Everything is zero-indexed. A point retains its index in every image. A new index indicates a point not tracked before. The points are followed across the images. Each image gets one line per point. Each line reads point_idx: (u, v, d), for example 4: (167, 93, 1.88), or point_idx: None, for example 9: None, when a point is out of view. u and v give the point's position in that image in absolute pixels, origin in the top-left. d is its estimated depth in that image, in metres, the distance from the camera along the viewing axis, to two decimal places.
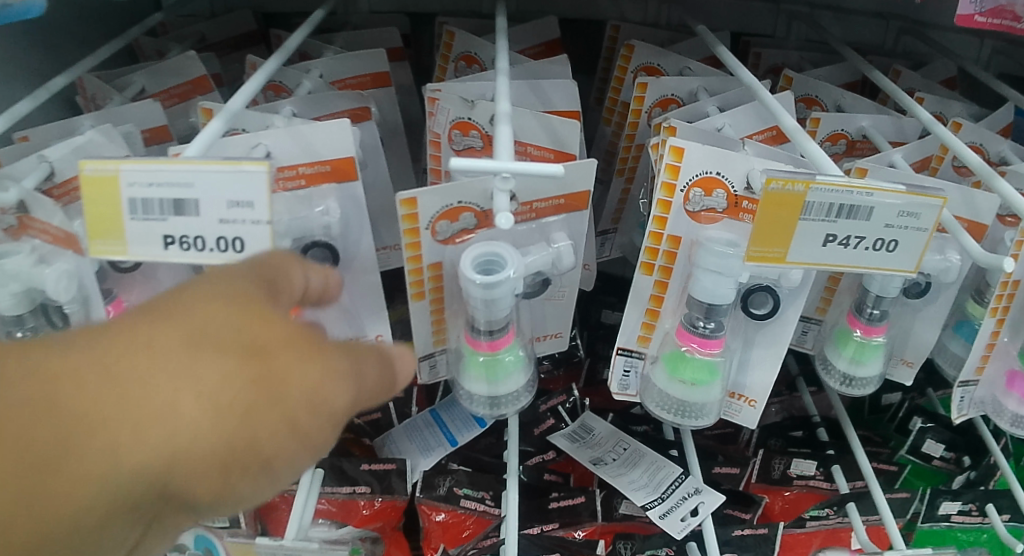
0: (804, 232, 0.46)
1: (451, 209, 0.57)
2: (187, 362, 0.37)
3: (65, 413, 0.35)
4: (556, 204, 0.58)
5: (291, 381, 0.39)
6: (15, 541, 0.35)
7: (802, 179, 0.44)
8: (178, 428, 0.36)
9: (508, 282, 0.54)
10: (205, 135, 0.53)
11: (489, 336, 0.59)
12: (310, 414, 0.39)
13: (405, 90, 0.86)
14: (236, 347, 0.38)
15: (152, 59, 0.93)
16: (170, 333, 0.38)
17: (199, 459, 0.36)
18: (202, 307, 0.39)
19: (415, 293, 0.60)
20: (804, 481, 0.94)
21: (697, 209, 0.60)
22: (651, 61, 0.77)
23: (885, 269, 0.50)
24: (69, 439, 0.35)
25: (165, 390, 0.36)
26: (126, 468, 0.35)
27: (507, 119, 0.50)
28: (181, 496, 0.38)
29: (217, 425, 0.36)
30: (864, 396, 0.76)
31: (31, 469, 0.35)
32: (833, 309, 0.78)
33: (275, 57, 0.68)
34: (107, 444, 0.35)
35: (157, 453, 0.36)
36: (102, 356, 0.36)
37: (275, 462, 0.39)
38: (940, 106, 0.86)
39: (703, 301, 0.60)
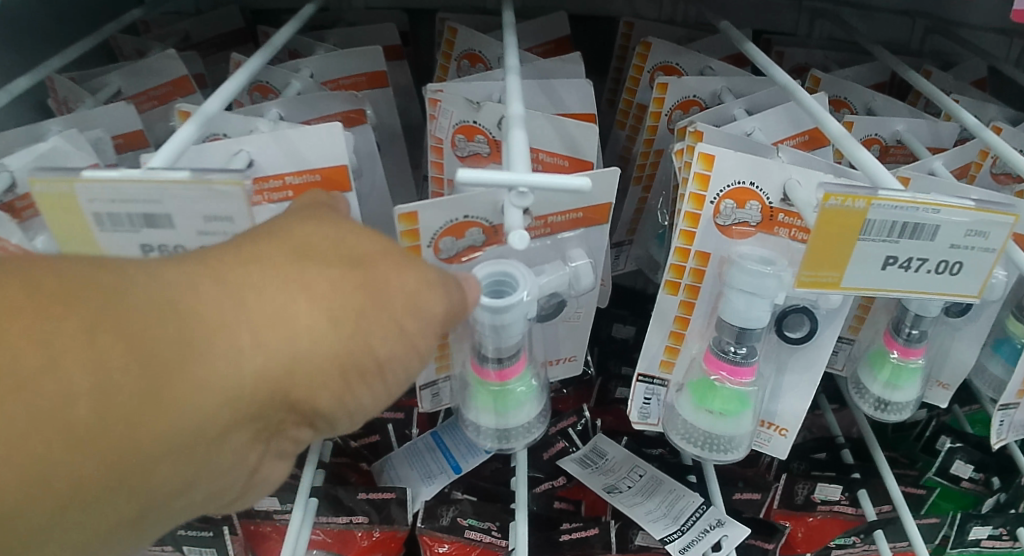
0: (859, 254, 0.41)
1: (456, 224, 0.51)
2: (296, 274, 0.37)
3: (194, 316, 0.34)
4: (573, 218, 0.53)
5: (397, 287, 0.40)
6: (143, 449, 0.32)
7: (862, 193, 0.39)
8: (300, 327, 0.36)
9: (519, 306, 0.48)
10: (173, 144, 0.48)
11: (498, 364, 0.53)
12: (417, 317, 0.40)
13: (403, 91, 0.81)
14: (339, 259, 0.39)
15: (133, 59, 0.87)
16: (275, 251, 0.38)
17: (322, 359, 0.37)
18: (298, 232, 0.40)
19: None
20: (828, 507, 0.88)
21: (728, 223, 0.54)
22: (669, 59, 0.71)
23: (947, 294, 0.44)
24: (198, 340, 0.33)
25: (283, 295, 0.36)
26: (254, 368, 0.35)
27: (521, 124, 0.44)
28: (302, 402, 0.37)
29: (336, 325, 0.37)
30: (899, 421, 0.70)
31: (159, 374, 0.32)
32: (867, 328, 0.72)
33: (256, 56, 0.63)
34: (235, 345, 0.34)
35: (283, 355, 0.35)
36: (219, 268, 0.36)
37: (388, 363, 0.40)
38: (976, 108, 0.80)
39: (734, 324, 0.54)
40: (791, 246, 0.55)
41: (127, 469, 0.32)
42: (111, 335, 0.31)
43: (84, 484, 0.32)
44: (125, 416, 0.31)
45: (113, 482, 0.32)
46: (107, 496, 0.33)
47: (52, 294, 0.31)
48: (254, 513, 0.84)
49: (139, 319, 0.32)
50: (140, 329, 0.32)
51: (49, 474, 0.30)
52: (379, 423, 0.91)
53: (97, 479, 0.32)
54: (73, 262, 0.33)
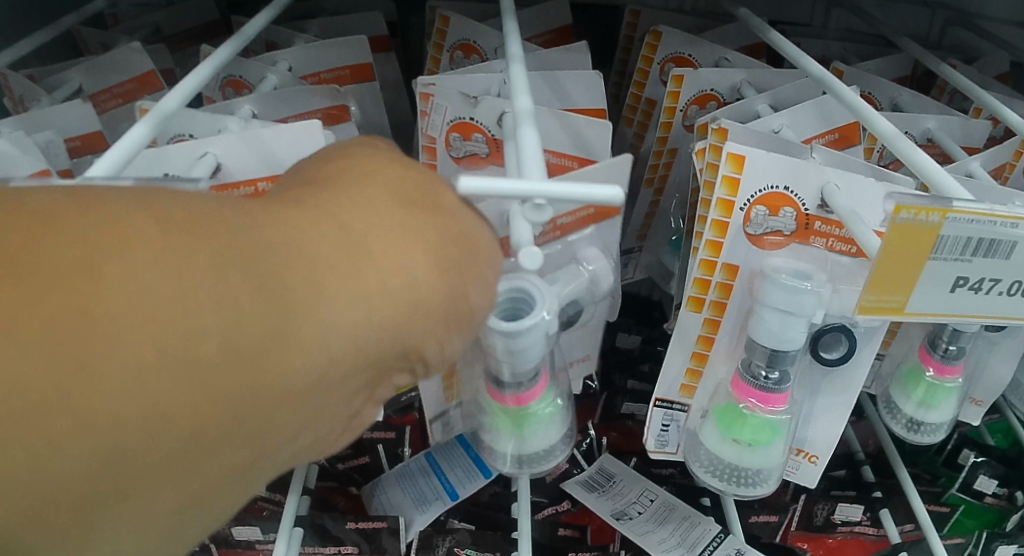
0: (929, 275, 0.36)
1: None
2: (400, 214, 0.30)
3: (316, 255, 0.27)
4: (582, 215, 0.47)
5: (487, 237, 0.33)
6: (271, 389, 0.27)
7: (936, 205, 0.34)
8: (420, 276, 0.29)
9: (534, 331, 0.41)
10: (119, 149, 0.43)
11: (516, 389, 0.47)
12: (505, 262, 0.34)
13: (391, 86, 0.74)
14: (439, 207, 0.32)
15: (98, 54, 0.80)
16: (378, 194, 0.31)
17: (431, 310, 0.30)
18: (388, 177, 0.33)
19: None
20: (848, 528, 0.82)
21: (759, 232, 0.48)
22: (681, 50, 0.65)
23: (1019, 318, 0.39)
24: (325, 282, 0.27)
25: (394, 240, 0.29)
26: (377, 318, 0.28)
27: (532, 121, 0.38)
28: (418, 356, 0.31)
29: (447, 273, 0.30)
30: (931, 443, 0.65)
31: (284, 313, 0.26)
32: (898, 342, 0.66)
33: (225, 46, 0.57)
34: (358, 291, 0.28)
35: (404, 305, 0.29)
36: (325, 208, 0.30)
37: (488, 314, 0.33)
38: (1006, 103, 0.75)
39: (764, 346, 0.48)
40: (828, 258, 0.49)
41: (247, 419, 0.27)
42: (233, 266, 0.25)
43: (206, 426, 0.26)
44: (255, 355, 0.26)
45: (231, 433, 0.27)
46: (221, 447, 0.27)
47: (162, 221, 0.25)
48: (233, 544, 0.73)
49: (262, 250, 0.26)
50: (267, 260, 0.26)
51: (165, 424, 0.25)
52: (368, 443, 0.82)
53: (215, 429, 0.26)
54: (166, 192, 0.28)
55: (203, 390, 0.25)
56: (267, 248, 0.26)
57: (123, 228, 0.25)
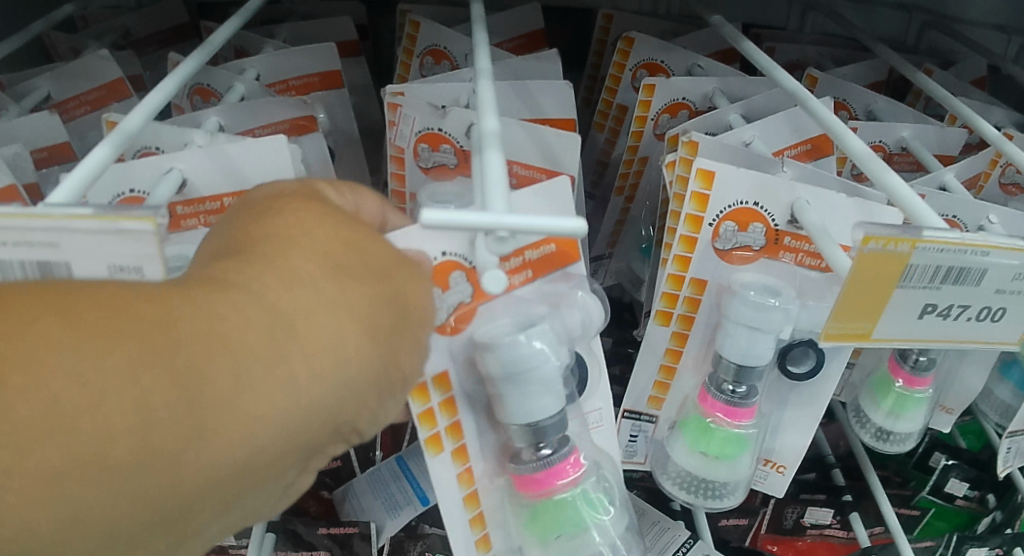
0: (900, 301, 0.36)
1: (441, 265, 0.42)
2: (328, 287, 0.31)
3: (240, 343, 0.28)
4: (547, 253, 0.45)
5: (421, 298, 0.36)
6: (188, 483, 0.28)
7: (908, 236, 0.34)
8: (349, 353, 0.31)
9: (548, 368, 0.40)
10: (80, 171, 0.41)
11: (542, 460, 0.43)
12: (427, 315, 0.36)
13: (361, 91, 0.73)
14: (369, 273, 0.33)
15: (66, 59, 0.78)
16: (302, 261, 0.31)
17: (362, 379, 0.32)
18: (317, 234, 0.33)
19: (429, 438, 0.44)
20: (818, 530, 0.84)
21: (728, 247, 0.48)
22: (653, 56, 0.65)
23: (977, 341, 0.42)
24: (248, 373, 0.28)
25: (322, 318, 0.30)
26: (307, 399, 0.30)
27: (498, 144, 0.37)
28: (348, 424, 0.33)
29: (380, 345, 0.32)
30: (901, 451, 0.66)
31: (202, 406, 0.27)
32: (869, 352, 0.66)
33: (190, 59, 0.56)
34: (286, 377, 0.29)
35: (332, 383, 0.30)
36: (255, 286, 0.30)
37: (409, 376, 0.36)
38: (981, 112, 0.75)
39: (733, 362, 0.48)
40: (796, 273, 0.49)
41: (172, 509, 0.29)
42: (154, 372, 0.26)
43: (125, 519, 0.28)
44: (171, 454, 0.27)
45: (159, 521, 0.29)
46: (144, 531, 0.29)
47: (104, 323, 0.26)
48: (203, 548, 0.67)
49: (184, 349, 0.27)
50: (187, 362, 0.27)
51: (85, 517, 0.27)
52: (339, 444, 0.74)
53: (145, 519, 0.28)
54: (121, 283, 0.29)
55: (124, 490, 0.27)
56: (191, 347, 0.27)
57: (60, 329, 0.26)
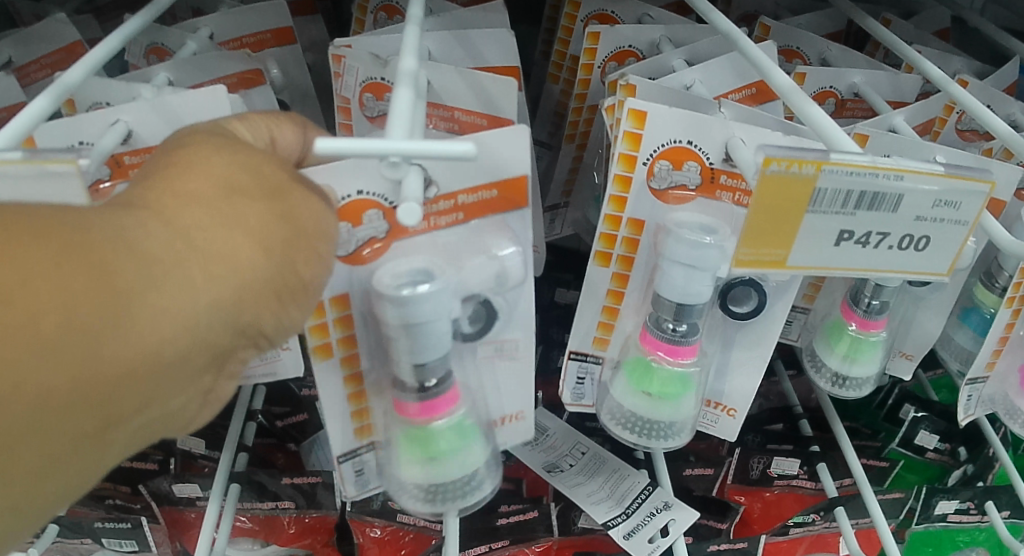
0: (809, 228, 0.35)
1: (349, 204, 0.43)
2: (226, 205, 0.34)
3: (148, 247, 0.31)
4: (488, 199, 0.45)
5: (321, 216, 0.38)
6: (114, 366, 0.29)
7: (810, 157, 0.32)
8: (242, 261, 0.33)
9: (434, 328, 0.42)
10: (18, 121, 0.42)
11: (420, 398, 0.45)
12: (331, 243, 0.39)
13: (318, 49, 0.73)
14: (265, 192, 0.36)
15: (31, 25, 0.79)
16: (200, 185, 0.34)
17: (262, 286, 0.34)
18: (214, 161, 0.36)
19: (319, 346, 0.47)
20: (785, 481, 0.84)
21: (663, 187, 0.49)
22: (604, 7, 0.66)
23: (907, 273, 0.38)
24: (156, 272, 0.30)
25: (221, 230, 0.33)
26: (207, 299, 0.32)
27: (411, 81, 0.38)
28: (251, 327, 0.35)
29: (270, 259, 0.35)
30: (859, 398, 0.65)
31: (122, 292, 0.29)
32: (822, 300, 0.67)
33: (139, 14, 0.56)
34: (187, 277, 0.31)
35: (231, 285, 0.33)
36: (160, 207, 0.33)
37: (310, 290, 0.38)
38: (940, 61, 0.75)
39: (671, 301, 0.48)
40: (733, 213, 0.49)
41: (100, 392, 0.29)
42: (73, 264, 0.28)
43: (52, 400, 0.28)
44: (96, 332, 0.28)
45: (86, 407, 0.29)
46: (70, 418, 0.29)
47: (31, 227, 0.28)
48: (176, 499, 0.69)
49: (101, 244, 0.29)
50: (102, 257, 0.29)
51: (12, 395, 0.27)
52: (308, 400, 0.76)
53: (71, 405, 0.29)
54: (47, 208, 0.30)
55: (55, 368, 0.28)
56: (103, 248, 0.29)
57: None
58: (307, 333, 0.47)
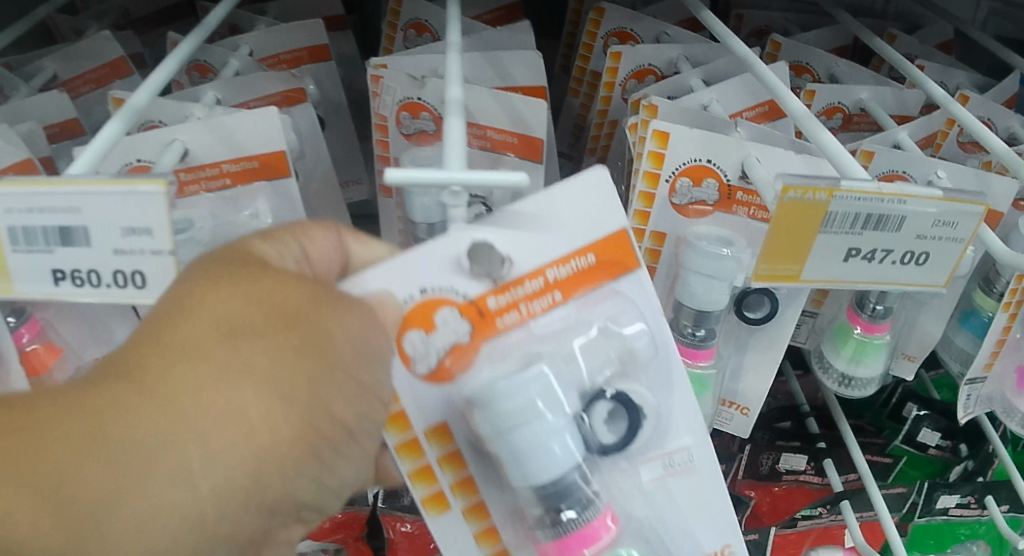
0: (821, 246, 0.37)
1: (416, 307, 0.40)
2: (232, 357, 0.31)
3: (126, 437, 0.29)
4: (583, 266, 0.42)
5: (352, 332, 0.35)
6: None
7: (823, 185, 0.35)
8: (255, 424, 0.31)
9: (542, 424, 0.39)
10: (95, 144, 0.45)
11: (561, 523, 0.41)
12: (377, 355, 0.36)
13: (349, 63, 0.77)
14: (283, 329, 0.33)
15: (70, 40, 0.83)
16: (204, 334, 0.32)
17: (287, 444, 0.32)
18: (222, 299, 0.33)
19: (428, 498, 0.44)
20: (793, 476, 0.89)
21: (684, 202, 0.53)
22: (623, 25, 0.70)
23: (909, 285, 0.41)
24: (136, 462, 0.29)
25: (223, 394, 0.31)
26: (210, 486, 0.30)
27: (459, 110, 0.42)
28: (285, 494, 0.33)
29: (293, 415, 0.32)
30: (863, 396, 0.69)
31: (96, 503, 0.29)
32: (830, 302, 0.70)
33: (188, 37, 0.59)
34: (181, 465, 0.30)
35: (239, 457, 0.31)
36: (142, 377, 0.30)
37: (358, 430, 0.36)
38: (942, 74, 0.77)
39: (691, 307, 0.52)
40: (749, 225, 0.53)
41: None
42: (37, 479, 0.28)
43: None
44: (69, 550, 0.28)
45: None
46: None
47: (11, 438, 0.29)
48: None
49: (69, 448, 0.29)
50: (70, 466, 0.28)
51: None
52: None
53: None
54: (49, 389, 0.30)
55: None
56: (72, 454, 0.29)
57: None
58: (410, 485, 0.44)
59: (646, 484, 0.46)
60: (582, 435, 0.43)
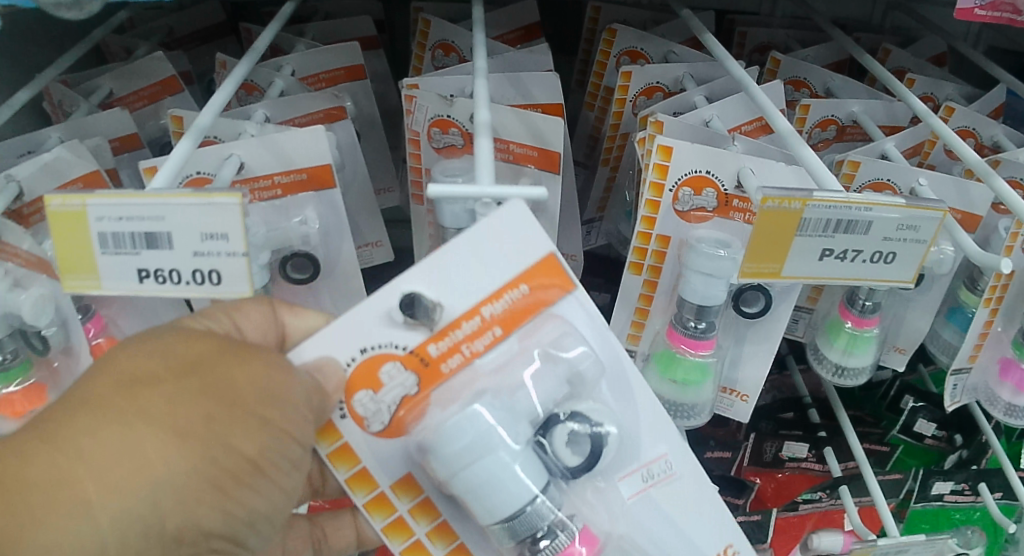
0: (799, 248, 0.43)
1: (359, 368, 0.45)
2: (134, 406, 0.40)
3: (41, 474, 0.38)
4: (516, 296, 0.45)
5: (250, 378, 0.42)
6: None
7: (798, 195, 0.41)
8: (150, 458, 0.39)
9: (495, 458, 0.41)
10: (174, 159, 0.52)
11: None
12: (283, 397, 0.42)
13: (381, 80, 0.84)
14: (181, 379, 0.41)
15: (121, 58, 0.90)
16: (111, 389, 0.40)
17: (182, 477, 0.40)
18: (136, 359, 0.41)
19: (409, 547, 0.47)
20: (795, 463, 0.94)
21: (686, 209, 0.59)
22: (633, 45, 0.77)
23: (881, 282, 0.47)
24: (49, 497, 0.38)
25: (124, 436, 0.39)
26: (111, 509, 0.38)
27: (488, 130, 0.49)
28: (191, 520, 0.40)
29: (185, 451, 0.40)
30: (855, 385, 0.75)
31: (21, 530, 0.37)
32: (824, 299, 0.76)
33: (243, 61, 0.66)
34: (81, 496, 0.38)
35: (135, 489, 0.39)
36: (60, 428, 0.39)
37: (265, 463, 0.42)
38: (932, 86, 0.82)
39: (693, 303, 0.58)
40: (745, 229, 0.59)
41: None
42: None
43: None
44: None
45: None
46: None
47: None
48: None
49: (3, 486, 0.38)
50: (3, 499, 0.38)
51: None
52: None
53: None
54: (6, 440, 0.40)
55: None
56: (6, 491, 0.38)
57: None
58: (388, 541, 0.47)
59: (628, 500, 0.48)
60: (545, 464, 0.45)
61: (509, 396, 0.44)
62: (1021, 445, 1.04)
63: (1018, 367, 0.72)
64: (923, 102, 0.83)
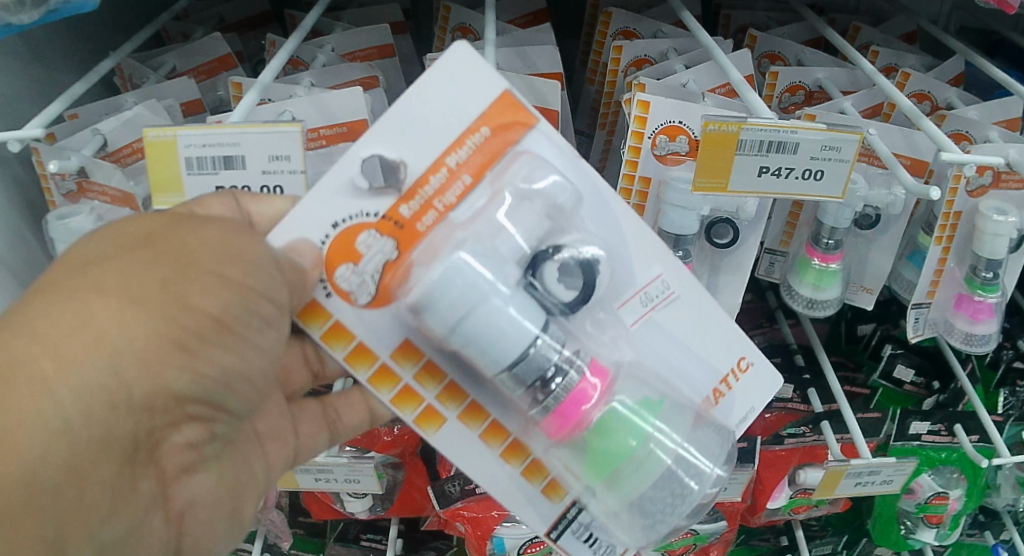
0: (738, 165, 0.54)
1: (337, 239, 0.53)
2: (89, 287, 0.44)
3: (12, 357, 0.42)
4: (480, 137, 0.54)
5: (207, 248, 0.48)
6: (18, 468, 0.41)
7: (734, 121, 0.53)
8: (109, 327, 0.43)
9: (487, 305, 0.50)
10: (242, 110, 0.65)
11: (546, 412, 0.53)
12: (252, 263, 0.49)
13: (407, 59, 0.96)
14: (140, 258, 0.46)
15: (179, 41, 1.03)
16: (70, 279, 0.45)
17: (143, 340, 0.44)
18: (87, 254, 0.46)
19: (430, 414, 0.57)
20: (783, 403, 1.04)
21: (663, 153, 0.70)
22: (627, 25, 0.88)
23: (813, 199, 0.57)
24: (18, 379, 0.41)
25: (80, 312, 0.43)
26: (78, 377, 0.43)
27: None
28: (163, 381, 0.45)
29: (147, 316, 0.44)
30: (825, 318, 0.85)
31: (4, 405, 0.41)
32: (795, 241, 0.86)
33: (292, 38, 0.78)
34: (42, 373, 0.42)
35: (99, 354, 0.43)
36: (25, 316, 0.43)
37: (227, 319, 0.48)
38: (895, 58, 0.92)
39: (670, 231, 0.69)
40: None
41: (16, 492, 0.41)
42: None
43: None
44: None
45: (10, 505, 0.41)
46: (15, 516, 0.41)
47: None
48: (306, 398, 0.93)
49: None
50: None
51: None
52: None
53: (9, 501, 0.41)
54: None
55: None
56: None
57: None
58: (400, 410, 0.56)
59: (634, 326, 0.59)
60: (540, 301, 0.54)
61: (490, 237, 0.52)
62: (997, 394, 1.12)
63: (971, 299, 0.82)
64: (888, 72, 0.93)
